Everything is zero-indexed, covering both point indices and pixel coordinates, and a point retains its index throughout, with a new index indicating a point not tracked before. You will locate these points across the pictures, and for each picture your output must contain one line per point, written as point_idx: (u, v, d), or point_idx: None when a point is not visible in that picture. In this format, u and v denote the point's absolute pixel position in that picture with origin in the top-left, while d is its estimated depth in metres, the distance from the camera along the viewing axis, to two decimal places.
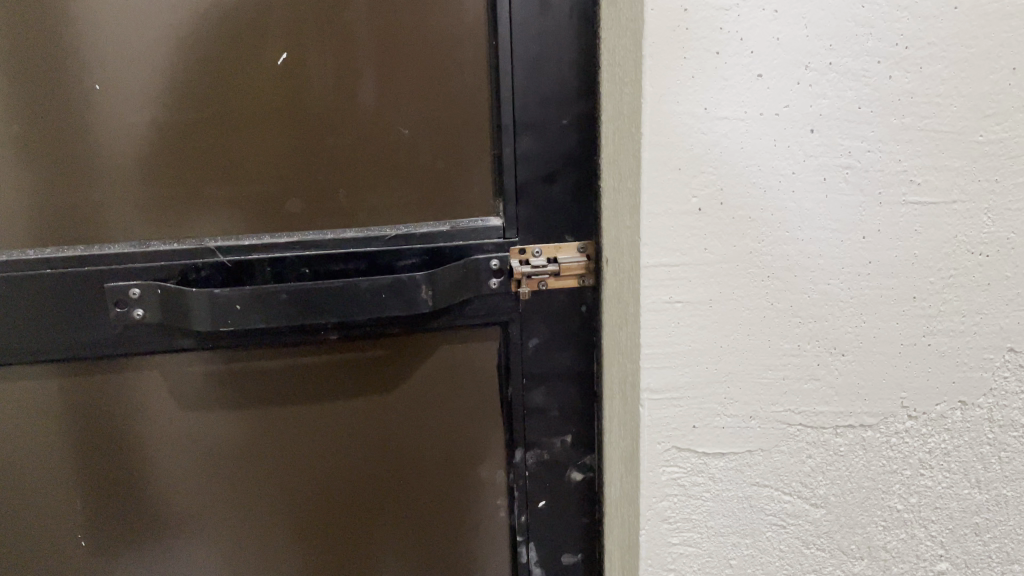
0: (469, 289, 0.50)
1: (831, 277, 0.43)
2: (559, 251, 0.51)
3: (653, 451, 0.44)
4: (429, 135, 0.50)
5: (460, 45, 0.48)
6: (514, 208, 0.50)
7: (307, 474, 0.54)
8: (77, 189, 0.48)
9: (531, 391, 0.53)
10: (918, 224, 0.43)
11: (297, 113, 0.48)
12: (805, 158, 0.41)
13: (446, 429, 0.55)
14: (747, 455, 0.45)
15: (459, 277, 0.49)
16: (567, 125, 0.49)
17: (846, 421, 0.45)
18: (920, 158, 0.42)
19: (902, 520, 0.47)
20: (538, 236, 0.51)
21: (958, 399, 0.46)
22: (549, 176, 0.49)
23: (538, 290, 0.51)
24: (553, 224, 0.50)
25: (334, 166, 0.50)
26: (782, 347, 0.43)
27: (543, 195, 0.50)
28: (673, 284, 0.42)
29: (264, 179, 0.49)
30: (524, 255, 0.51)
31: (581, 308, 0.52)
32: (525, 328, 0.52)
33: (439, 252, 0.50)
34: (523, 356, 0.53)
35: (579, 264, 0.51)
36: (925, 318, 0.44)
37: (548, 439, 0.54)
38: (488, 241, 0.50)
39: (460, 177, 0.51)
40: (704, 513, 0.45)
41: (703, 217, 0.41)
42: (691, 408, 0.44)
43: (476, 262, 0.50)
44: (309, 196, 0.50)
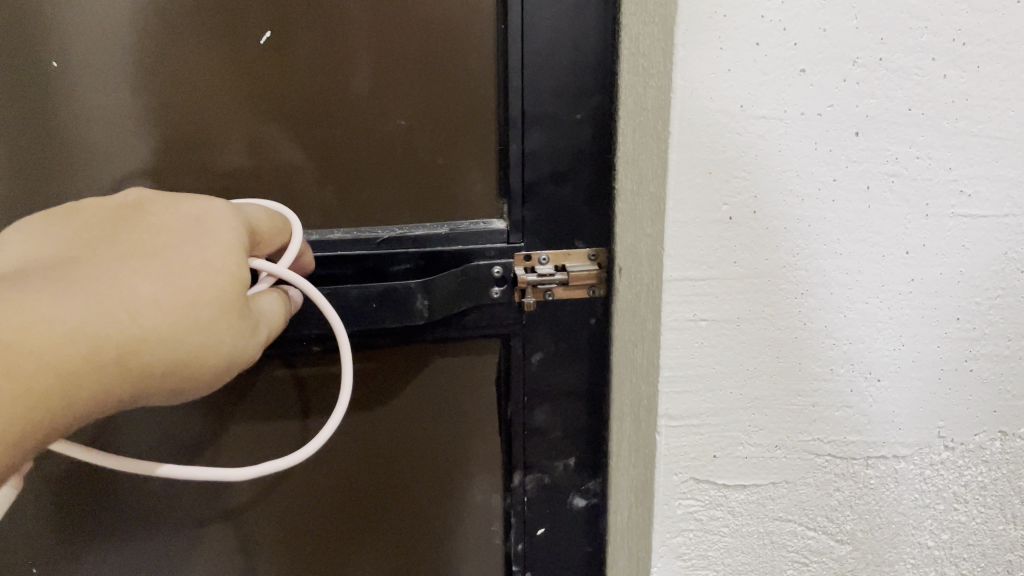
0: (470, 299, 0.45)
1: (870, 295, 0.39)
2: (567, 259, 0.47)
3: (669, 482, 0.40)
4: (427, 128, 0.45)
5: (465, 28, 0.44)
6: (520, 210, 0.45)
7: (288, 497, 0.51)
8: (31, 179, 0.43)
9: (533, 410, 0.49)
10: (966, 239, 0.39)
11: (283, 103, 0.44)
12: (848, 164, 0.37)
13: (438, 450, 0.51)
14: (771, 487, 0.41)
15: (459, 285, 0.45)
16: (582, 119, 0.44)
17: (879, 452, 0.41)
18: (972, 167, 0.38)
19: (932, 557, 0.44)
20: (546, 242, 0.46)
21: (998, 429, 0.42)
22: (559, 176, 0.45)
23: (543, 299, 0.47)
24: (561, 228, 0.46)
25: (322, 163, 0.45)
26: (813, 372, 0.39)
27: (552, 196, 0.46)
28: (698, 300, 0.38)
29: (245, 175, 0.45)
30: (529, 262, 0.46)
31: (591, 322, 0.48)
32: (528, 341, 0.48)
33: (437, 256, 0.46)
34: (525, 372, 0.48)
35: (590, 274, 0.46)
36: (968, 341, 0.40)
37: (549, 462, 0.50)
38: (490, 246, 0.46)
39: (460, 176, 0.46)
40: (721, 549, 0.41)
41: (733, 227, 0.37)
42: (711, 436, 0.40)
43: (478, 269, 0.45)
44: (295, 193, 0.46)
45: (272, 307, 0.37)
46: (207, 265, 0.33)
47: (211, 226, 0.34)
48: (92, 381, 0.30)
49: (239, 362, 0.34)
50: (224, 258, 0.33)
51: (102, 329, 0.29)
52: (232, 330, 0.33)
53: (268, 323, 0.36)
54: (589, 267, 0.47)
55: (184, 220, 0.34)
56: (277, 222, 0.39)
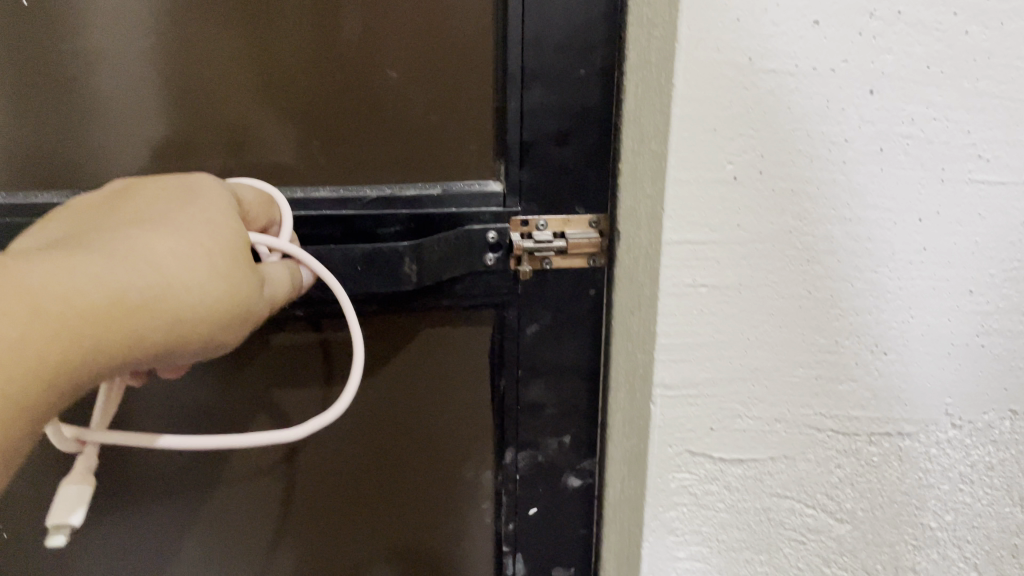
0: (461, 263, 0.44)
1: (880, 264, 0.37)
2: (567, 225, 0.45)
3: (663, 454, 0.38)
4: (419, 83, 0.43)
5: None
6: (517, 171, 0.44)
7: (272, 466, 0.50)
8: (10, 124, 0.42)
9: (527, 384, 0.48)
10: (983, 207, 0.37)
11: (262, 55, 0.42)
12: (861, 124, 0.35)
13: (427, 426, 0.50)
14: (769, 462, 0.39)
15: (450, 249, 0.43)
16: (586, 76, 0.42)
17: (883, 428, 0.40)
18: (991, 131, 0.36)
19: (935, 539, 0.42)
20: (544, 206, 0.44)
21: (1008, 408, 0.40)
22: (561, 136, 0.43)
23: (540, 268, 0.45)
24: (562, 192, 0.44)
25: (305, 121, 0.44)
26: (817, 343, 0.38)
27: (552, 157, 0.44)
28: (699, 265, 0.36)
29: (225, 130, 0.44)
30: (526, 228, 0.44)
31: (591, 293, 0.46)
32: (523, 312, 0.46)
33: (428, 218, 0.44)
34: (519, 344, 0.47)
35: (590, 241, 0.44)
36: (980, 315, 0.39)
37: (543, 439, 0.49)
38: (485, 208, 0.44)
39: (450, 137, 0.45)
40: (715, 525, 0.40)
41: (738, 188, 0.35)
42: (708, 408, 0.38)
43: (471, 232, 0.44)
44: (278, 153, 0.44)
45: (278, 274, 0.35)
46: (207, 221, 0.31)
47: (207, 190, 0.33)
48: (114, 331, 0.28)
49: (251, 321, 0.33)
50: (227, 217, 0.32)
51: (120, 277, 0.28)
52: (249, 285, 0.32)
53: (276, 284, 0.35)
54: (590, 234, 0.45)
55: (175, 187, 0.33)
56: (264, 196, 0.38)
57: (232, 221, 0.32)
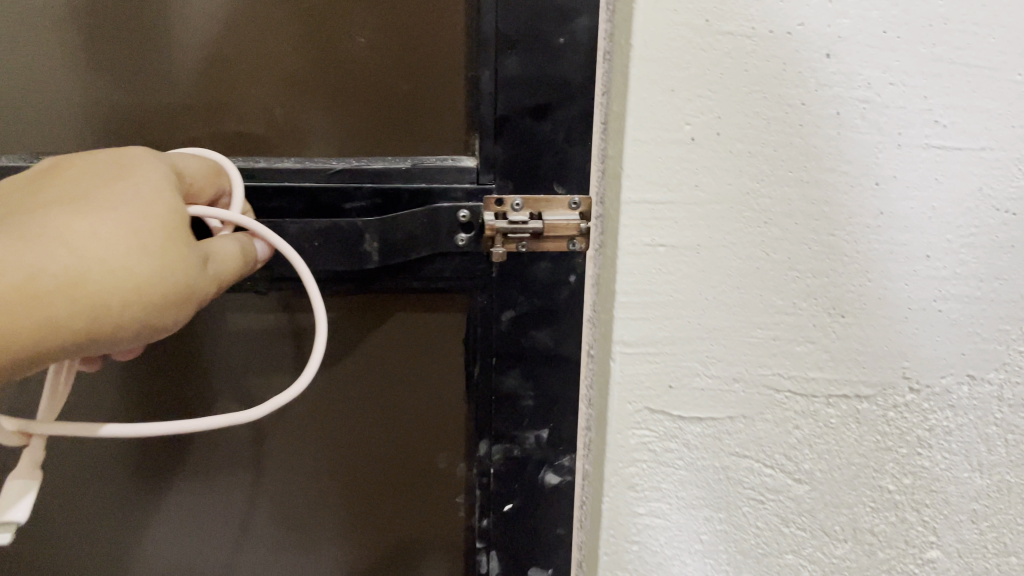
0: (427, 242, 0.44)
1: (836, 228, 0.38)
2: (545, 206, 0.44)
3: (622, 410, 0.40)
4: (387, 52, 0.45)
5: None
6: (491, 145, 0.43)
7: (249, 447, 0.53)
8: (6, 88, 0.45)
9: (502, 371, 0.47)
10: (939, 171, 0.37)
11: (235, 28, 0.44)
12: (818, 88, 0.35)
13: (398, 412, 0.52)
14: (728, 421, 0.40)
15: (419, 227, 0.43)
16: (565, 45, 0.40)
17: (841, 390, 0.40)
18: (948, 96, 0.36)
19: (893, 502, 0.43)
20: (520, 185, 0.43)
21: (966, 373, 0.41)
22: (538, 111, 0.42)
23: (517, 250, 0.44)
24: (540, 172, 0.43)
25: (278, 95, 0.45)
26: (775, 304, 0.39)
27: (529, 133, 0.42)
28: (657, 224, 0.37)
29: (202, 99, 0.45)
30: (502, 208, 0.44)
31: (571, 280, 0.45)
32: (499, 296, 0.46)
33: (394, 193, 0.44)
34: (494, 328, 0.46)
35: (566, 223, 0.43)
36: (938, 280, 0.39)
37: (520, 433, 0.48)
38: (457, 186, 0.44)
39: (420, 113, 0.45)
40: (675, 482, 0.41)
41: (695, 148, 0.36)
42: (667, 366, 0.39)
43: (437, 209, 0.43)
44: (250, 127, 0.46)
45: (227, 245, 0.36)
46: (134, 198, 0.32)
47: (139, 166, 0.34)
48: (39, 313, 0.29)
49: (194, 296, 0.33)
50: (156, 192, 0.33)
51: (37, 259, 0.29)
52: (184, 260, 0.32)
53: (221, 265, 0.35)
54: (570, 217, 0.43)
55: (110, 163, 0.34)
56: (213, 166, 0.39)
57: (162, 196, 0.33)
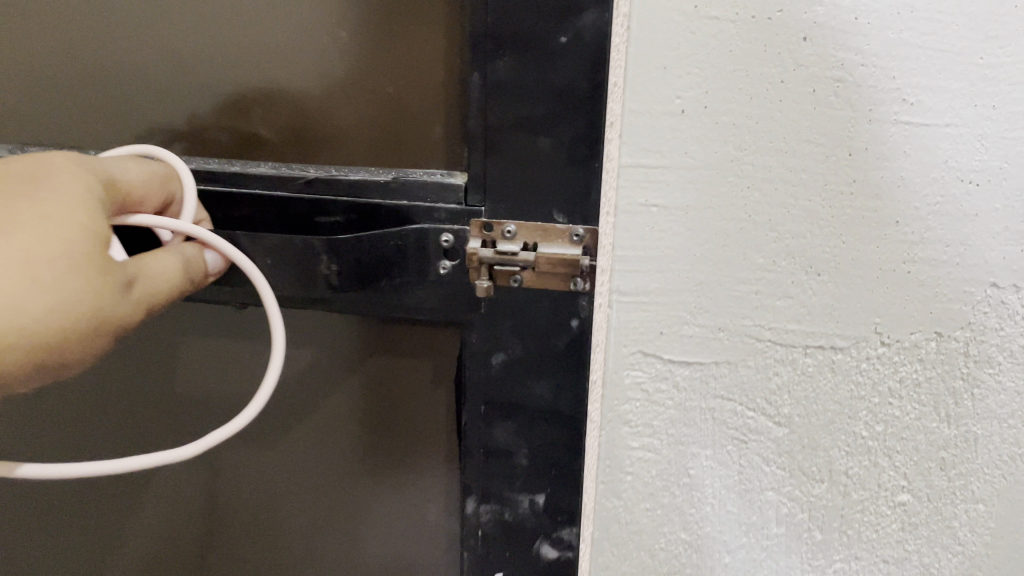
0: (411, 269, 0.49)
1: (813, 194, 0.42)
2: (541, 239, 0.47)
3: (618, 352, 0.45)
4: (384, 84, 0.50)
5: None
6: (479, 163, 0.47)
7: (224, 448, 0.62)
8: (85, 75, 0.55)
9: (494, 424, 0.52)
10: (906, 145, 0.42)
11: (282, 41, 0.51)
12: (795, 67, 0.40)
13: (388, 471, 0.60)
14: (713, 366, 0.45)
15: (392, 251, 0.48)
16: (565, 45, 0.43)
17: (817, 341, 0.45)
18: (916, 77, 0.41)
19: (866, 448, 0.47)
20: (509, 207, 0.47)
21: (933, 330, 0.45)
22: (534, 128, 0.45)
23: (509, 281, 0.47)
24: (532, 191, 0.46)
25: (285, 107, 0.52)
26: (757, 262, 0.43)
27: (527, 146, 0.45)
28: (651, 186, 0.42)
29: (230, 100, 0.53)
30: (491, 234, 0.47)
31: (571, 323, 0.48)
32: (494, 337, 0.50)
33: (371, 213, 0.50)
34: (488, 374, 0.51)
35: (562, 256, 0.46)
36: (907, 244, 0.44)
37: (513, 494, 0.53)
38: (441, 206, 0.48)
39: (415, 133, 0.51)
40: (665, 420, 0.46)
41: (684, 119, 0.40)
42: (659, 313, 0.44)
43: (422, 233, 0.48)
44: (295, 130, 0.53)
45: (170, 259, 0.44)
46: (40, 219, 0.38)
47: (52, 179, 0.40)
48: None
49: (108, 315, 0.39)
50: (65, 210, 0.39)
51: None
52: (88, 283, 0.38)
53: (152, 282, 0.42)
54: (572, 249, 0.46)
55: (30, 176, 0.40)
56: (160, 173, 0.46)
57: (70, 218, 0.38)
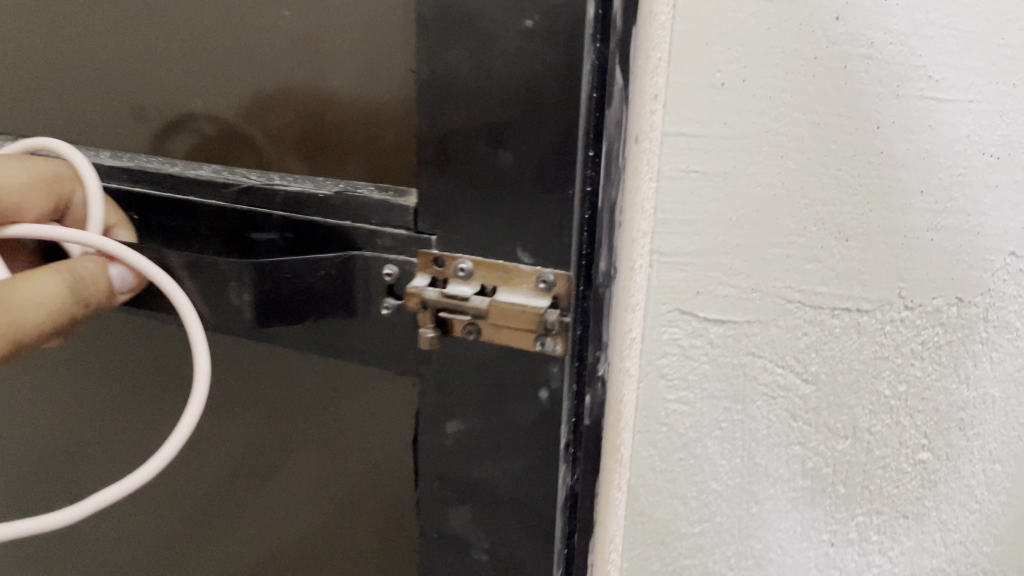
0: (361, 294, 0.53)
1: (842, 163, 0.46)
2: (502, 285, 0.48)
3: (657, 310, 0.48)
4: (355, 102, 0.56)
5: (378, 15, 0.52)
6: (431, 181, 0.48)
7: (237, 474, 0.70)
8: (120, 102, 0.65)
9: (453, 507, 0.54)
10: (931, 119, 0.46)
11: (329, 65, 0.55)
12: (828, 45, 0.43)
13: (358, 494, 0.64)
14: (746, 325, 0.48)
15: (331, 282, 0.52)
16: (530, 29, 0.42)
17: (844, 304, 0.48)
18: (941, 56, 0.45)
19: (889, 406, 0.51)
20: (473, 247, 0.48)
21: (954, 295, 0.51)
22: (495, 140, 0.45)
23: (466, 332, 0.48)
24: (479, 232, 0.48)
25: (267, 128, 0.60)
26: (789, 228, 0.47)
27: (488, 159, 0.46)
28: (691, 153, 0.45)
29: (222, 120, 0.61)
30: (445, 272, 0.49)
31: (541, 392, 0.48)
32: (453, 401, 0.52)
33: (314, 227, 0.54)
34: (445, 441, 0.53)
35: (518, 305, 0.46)
36: (931, 213, 0.48)
37: (459, 558, 0.55)
38: (387, 232, 0.51)
39: (380, 141, 0.55)
40: (699, 375, 0.49)
41: (724, 91, 0.44)
42: (696, 274, 0.47)
43: (363, 262, 0.52)
44: (327, 149, 0.58)
45: (92, 267, 0.55)
46: None
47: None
48: None
49: (32, 323, 0.50)
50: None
51: None
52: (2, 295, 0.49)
53: (19, 304, 0.49)
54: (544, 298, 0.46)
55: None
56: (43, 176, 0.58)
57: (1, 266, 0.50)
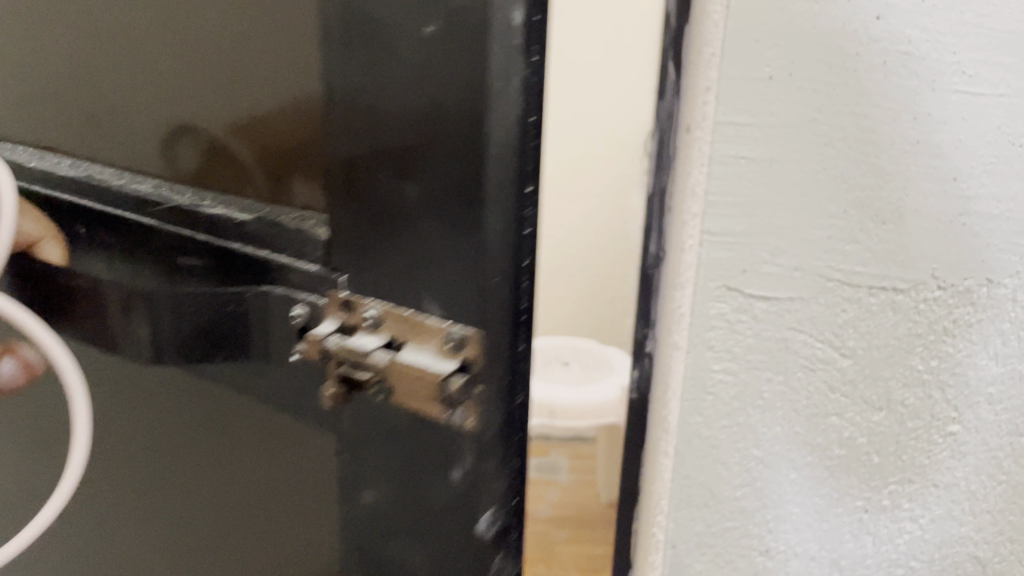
0: (290, 346, 0.59)
1: (881, 152, 0.49)
2: (414, 341, 0.52)
3: (705, 287, 0.52)
4: (299, 120, 0.55)
5: (289, 32, 0.53)
6: (344, 212, 0.53)
7: (194, 514, 0.73)
8: (110, 140, 0.68)
9: (383, 547, 0.61)
10: (964, 111, 0.50)
11: (256, 78, 0.56)
12: (870, 42, 0.47)
13: (274, 553, 0.69)
14: (789, 301, 0.52)
15: (282, 328, 0.59)
16: (433, 34, 0.46)
17: (881, 283, 0.52)
18: (973, 53, 0.49)
19: (921, 380, 0.55)
20: (378, 294, 0.54)
21: (985, 277, 0.54)
22: (401, 173, 0.50)
23: (371, 382, 0.54)
24: (401, 286, 0.53)
25: (229, 149, 0.60)
26: (830, 211, 0.50)
27: (398, 191, 0.50)
28: (740, 141, 0.49)
29: (196, 144, 0.62)
30: (354, 314, 0.54)
31: (457, 453, 0.54)
32: (368, 451, 0.58)
33: (243, 262, 0.59)
34: (359, 496, 0.60)
35: (417, 364, 0.51)
36: (963, 199, 0.52)
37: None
38: (301, 264, 0.56)
39: (329, 154, 0.53)
40: (744, 347, 0.53)
41: (772, 85, 0.48)
42: (742, 253, 0.51)
43: (285, 304, 0.58)
44: (273, 165, 0.58)
45: None
46: None
47: None
48: None
49: None
50: None
51: None
52: None
53: None
54: (444, 363, 0.51)
55: None
56: None
57: None
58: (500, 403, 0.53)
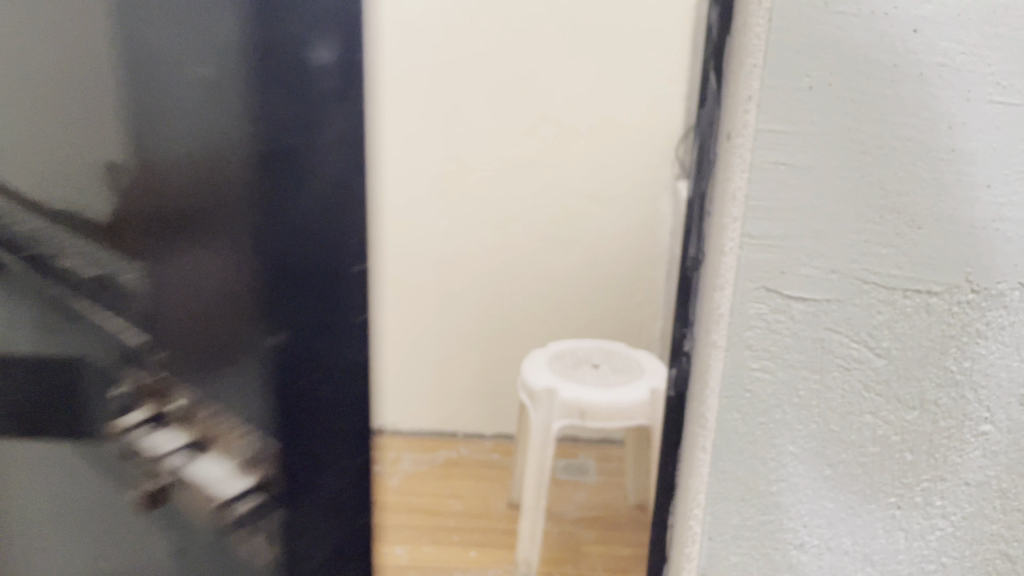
0: (142, 482, 0.71)
1: (917, 159, 0.51)
2: (207, 438, 0.67)
3: (745, 287, 0.54)
4: (178, 174, 0.58)
5: (144, 61, 0.55)
6: (132, 279, 0.62)
7: (65, 550, 0.78)
8: (39, 181, 0.62)
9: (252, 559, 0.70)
10: (999, 120, 0.51)
11: (150, 133, 0.57)
12: (906, 53, 0.49)
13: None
14: (825, 302, 0.54)
15: (124, 416, 0.68)
16: (224, 43, 0.53)
17: (915, 286, 0.54)
18: (1008, 64, 0.50)
19: (954, 380, 0.57)
20: (196, 382, 0.65)
21: (1018, 281, 0.55)
22: (211, 247, 0.60)
23: (179, 479, 0.68)
24: (202, 367, 0.64)
25: (150, 207, 0.59)
26: (866, 216, 0.52)
27: (209, 269, 0.61)
28: (780, 148, 0.51)
29: (127, 194, 0.59)
30: (160, 415, 0.67)
31: (270, 522, 0.67)
32: (217, 497, 0.67)
33: (152, 321, 0.64)
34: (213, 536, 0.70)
35: (213, 466, 0.67)
36: (997, 205, 0.53)
37: None
38: (136, 365, 0.66)
39: (231, 218, 0.58)
40: (782, 346, 0.55)
41: (812, 94, 0.50)
42: (781, 255, 0.53)
43: (154, 439, 0.68)
44: (126, 220, 0.60)
45: None
46: None
47: None
48: None
49: None
50: None
51: None
52: None
53: None
54: (242, 476, 0.66)
55: None
56: None
57: None
58: (275, 483, 0.65)
